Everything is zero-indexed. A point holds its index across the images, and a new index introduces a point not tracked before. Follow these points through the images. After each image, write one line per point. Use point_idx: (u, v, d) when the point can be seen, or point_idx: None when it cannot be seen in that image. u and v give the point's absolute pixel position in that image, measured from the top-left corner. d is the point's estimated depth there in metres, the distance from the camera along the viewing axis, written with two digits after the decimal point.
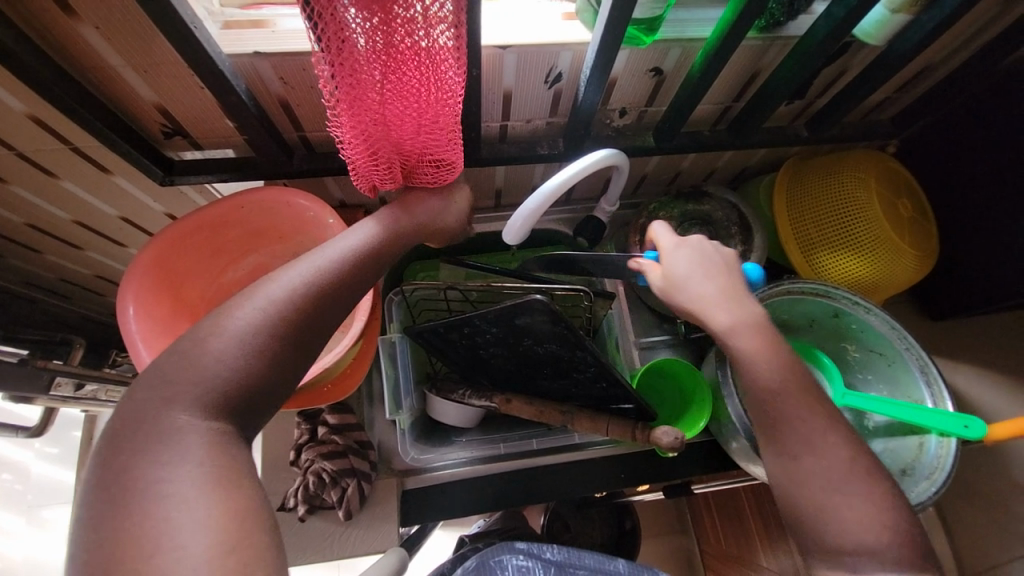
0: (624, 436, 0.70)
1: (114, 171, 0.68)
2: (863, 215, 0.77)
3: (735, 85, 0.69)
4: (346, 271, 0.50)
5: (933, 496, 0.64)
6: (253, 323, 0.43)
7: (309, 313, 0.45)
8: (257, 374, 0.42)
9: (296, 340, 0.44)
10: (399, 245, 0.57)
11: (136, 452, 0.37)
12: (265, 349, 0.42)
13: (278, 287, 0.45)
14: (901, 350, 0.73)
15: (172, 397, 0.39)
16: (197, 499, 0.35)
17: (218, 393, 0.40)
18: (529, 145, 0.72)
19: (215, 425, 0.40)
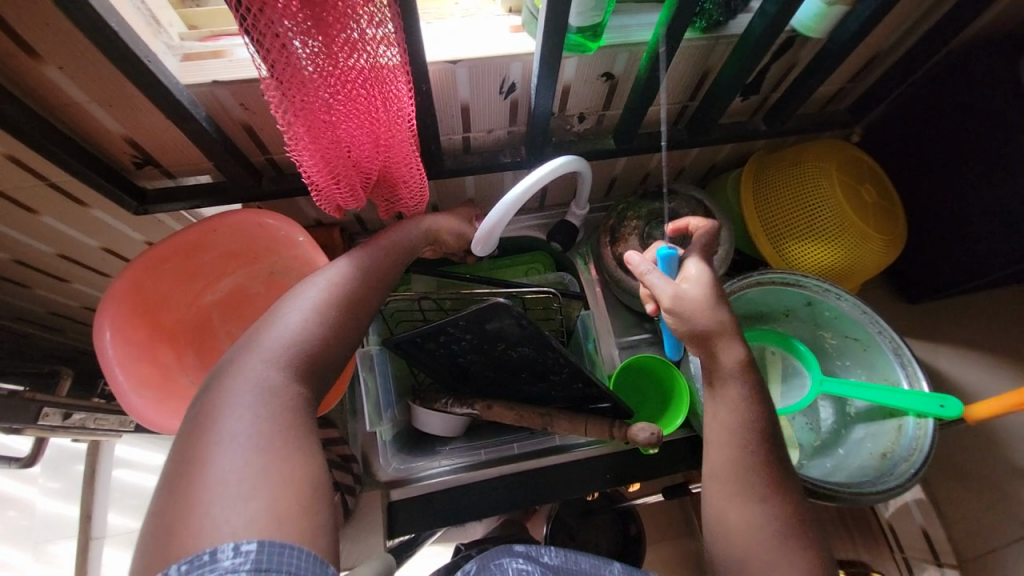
0: (603, 435, 0.70)
1: (91, 204, 0.71)
2: (827, 203, 0.78)
3: (689, 83, 0.71)
4: (383, 260, 0.58)
5: (912, 477, 0.63)
6: (328, 296, 0.51)
7: (364, 296, 0.54)
8: (322, 347, 0.49)
9: (355, 318, 0.52)
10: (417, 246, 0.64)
11: (232, 395, 0.42)
12: (335, 318, 0.51)
13: (342, 271, 0.54)
14: (874, 334, 0.74)
15: (264, 351, 0.45)
16: (283, 438, 0.40)
17: (290, 357, 0.46)
18: (492, 154, 0.74)
19: (289, 385, 0.45)
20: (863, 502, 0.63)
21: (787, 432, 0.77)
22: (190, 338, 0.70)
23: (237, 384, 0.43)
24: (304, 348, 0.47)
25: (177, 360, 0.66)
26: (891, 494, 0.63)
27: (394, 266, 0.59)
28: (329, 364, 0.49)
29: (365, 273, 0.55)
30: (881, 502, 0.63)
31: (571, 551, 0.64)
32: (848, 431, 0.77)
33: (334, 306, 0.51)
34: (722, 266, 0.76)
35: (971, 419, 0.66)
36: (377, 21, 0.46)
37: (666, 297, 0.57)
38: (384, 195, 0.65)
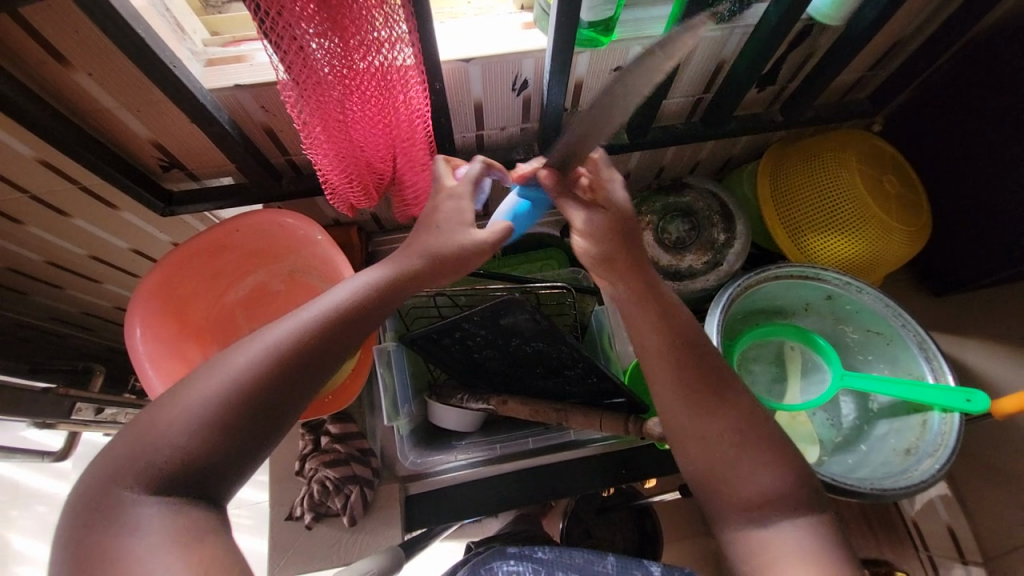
0: (618, 430, 0.70)
1: (121, 206, 0.74)
2: (847, 194, 0.77)
3: (703, 76, 0.70)
4: (332, 307, 0.50)
5: (937, 473, 0.62)
6: (209, 397, 0.44)
7: (265, 389, 0.46)
8: (214, 434, 0.44)
9: (253, 416, 0.45)
10: (382, 295, 0.52)
11: (108, 512, 0.41)
12: (238, 397, 0.45)
13: (257, 351, 0.47)
14: (897, 328, 0.72)
15: (141, 455, 0.43)
16: (159, 548, 0.40)
17: (169, 455, 0.43)
18: (506, 152, 0.74)
19: (166, 487, 0.42)
20: (886, 498, 0.61)
21: (806, 427, 0.76)
22: (215, 334, 0.72)
23: (116, 497, 0.42)
24: (192, 436, 0.43)
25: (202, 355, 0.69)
26: (915, 491, 0.61)
27: (345, 309, 0.50)
28: (210, 478, 0.44)
29: (296, 331, 0.48)
30: (905, 499, 0.61)
31: (565, 547, 0.64)
32: (870, 427, 0.76)
33: (234, 381, 0.45)
34: (737, 261, 0.75)
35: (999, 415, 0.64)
36: (392, 23, 0.47)
37: (579, 220, 0.57)
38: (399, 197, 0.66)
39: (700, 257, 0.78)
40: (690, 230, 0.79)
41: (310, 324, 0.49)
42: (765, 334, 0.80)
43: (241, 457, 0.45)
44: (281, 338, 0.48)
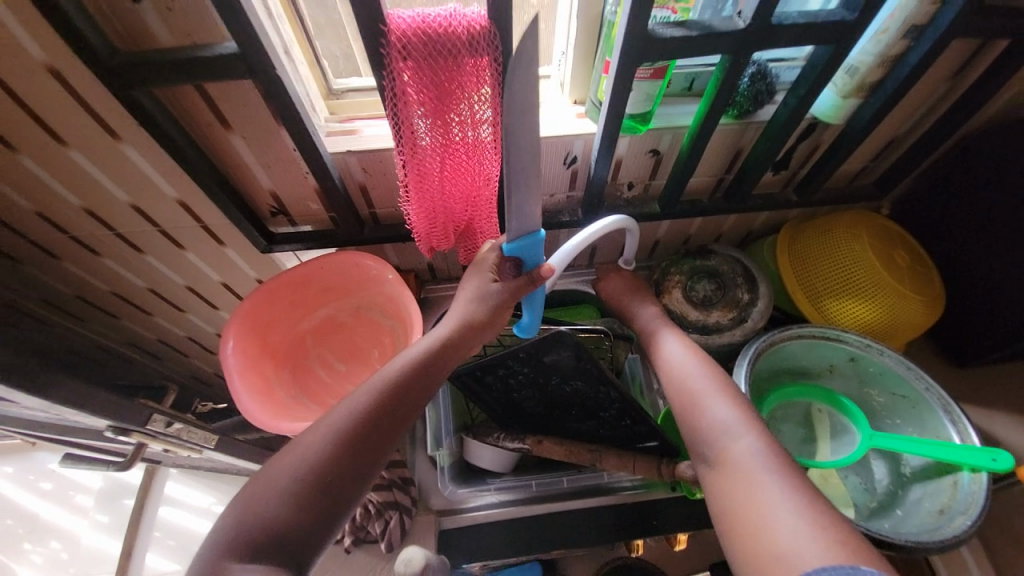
0: (650, 473, 0.74)
1: (227, 244, 0.87)
2: (860, 265, 0.85)
3: (725, 159, 0.82)
4: (393, 387, 0.59)
5: (970, 528, 0.62)
6: (293, 470, 0.52)
7: (340, 455, 0.53)
8: (299, 502, 0.50)
9: (331, 482, 0.52)
10: (428, 374, 0.62)
11: None
12: (317, 469, 0.52)
13: (330, 428, 0.55)
14: (921, 391, 0.75)
15: (234, 535, 0.48)
16: None
17: (261, 527, 0.48)
18: (553, 214, 0.85)
19: (257, 560, 0.47)
20: (919, 552, 0.62)
21: (836, 487, 0.77)
22: (288, 358, 0.82)
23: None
24: (280, 507, 0.50)
25: (275, 374, 0.78)
26: (948, 546, 0.62)
27: (405, 390, 0.60)
28: (296, 544, 0.49)
29: (363, 411, 0.57)
30: (939, 554, 0.62)
31: None
32: (904, 492, 0.76)
33: (314, 454, 0.53)
34: (762, 318, 0.82)
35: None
36: (481, 107, 0.60)
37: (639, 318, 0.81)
38: (468, 245, 0.78)
39: (727, 313, 0.84)
40: (716, 289, 0.86)
41: (377, 403, 0.58)
42: (790, 393, 0.85)
43: (324, 519, 0.51)
44: (351, 415, 0.56)
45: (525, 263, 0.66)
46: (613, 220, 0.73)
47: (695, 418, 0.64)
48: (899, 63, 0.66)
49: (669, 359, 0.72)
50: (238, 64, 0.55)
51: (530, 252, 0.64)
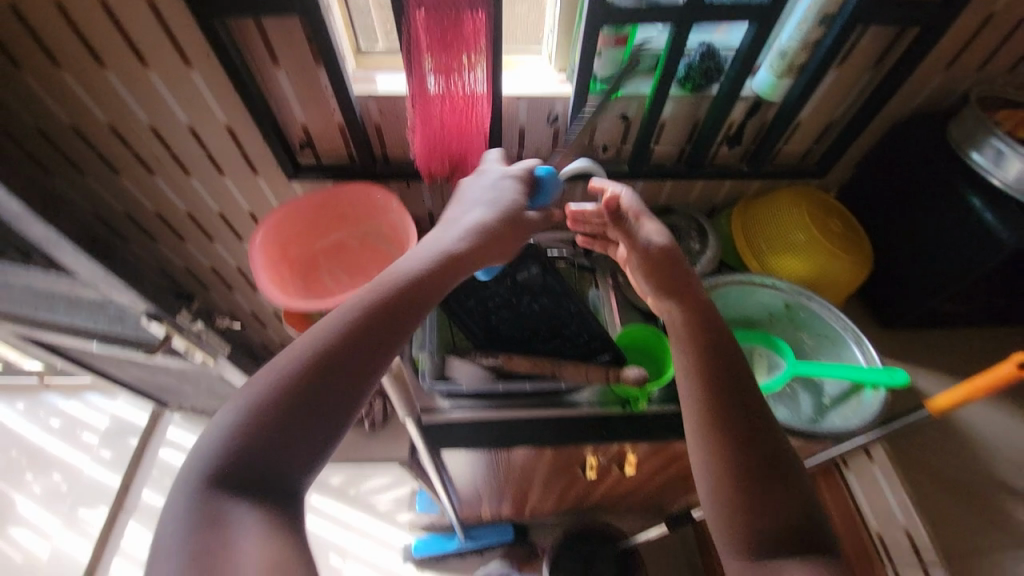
0: (600, 376, 0.87)
1: (259, 174, 1.02)
2: (799, 227, 0.98)
3: (683, 129, 0.98)
4: (381, 301, 0.57)
5: (856, 427, 0.80)
6: (277, 390, 0.51)
7: (316, 381, 0.52)
8: (283, 424, 0.51)
9: (315, 402, 0.52)
10: (425, 287, 0.60)
11: (191, 510, 0.48)
12: (301, 389, 0.52)
13: (315, 346, 0.54)
14: (839, 329, 0.90)
15: (220, 454, 0.49)
16: (267, 533, 0.48)
17: (249, 451, 0.50)
18: (538, 167, 1.00)
19: (248, 485, 0.49)
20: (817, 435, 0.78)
21: (775, 411, 0.85)
22: (301, 268, 0.96)
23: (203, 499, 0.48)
24: (265, 430, 0.50)
25: (289, 277, 0.93)
26: (841, 435, 0.79)
27: (394, 302, 0.58)
28: (282, 463, 0.51)
29: (353, 327, 0.55)
30: (830, 440, 0.79)
31: None
32: (823, 418, 0.86)
33: (297, 372, 0.52)
34: (709, 264, 0.96)
35: (936, 413, 0.83)
36: (477, 62, 0.77)
37: (650, 232, 0.74)
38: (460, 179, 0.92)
39: None
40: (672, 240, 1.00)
41: (366, 318, 0.56)
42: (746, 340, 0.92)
43: (308, 442, 0.52)
44: (337, 330, 0.55)
45: (543, 192, 0.77)
46: (577, 164, 0.87)
47: (736, 476, 0.59)
48: (819, 46, 0.81)
49: (712, 378, 0.64)
50: (294, 3, 0.71)
51: (551, 184, 0.76)
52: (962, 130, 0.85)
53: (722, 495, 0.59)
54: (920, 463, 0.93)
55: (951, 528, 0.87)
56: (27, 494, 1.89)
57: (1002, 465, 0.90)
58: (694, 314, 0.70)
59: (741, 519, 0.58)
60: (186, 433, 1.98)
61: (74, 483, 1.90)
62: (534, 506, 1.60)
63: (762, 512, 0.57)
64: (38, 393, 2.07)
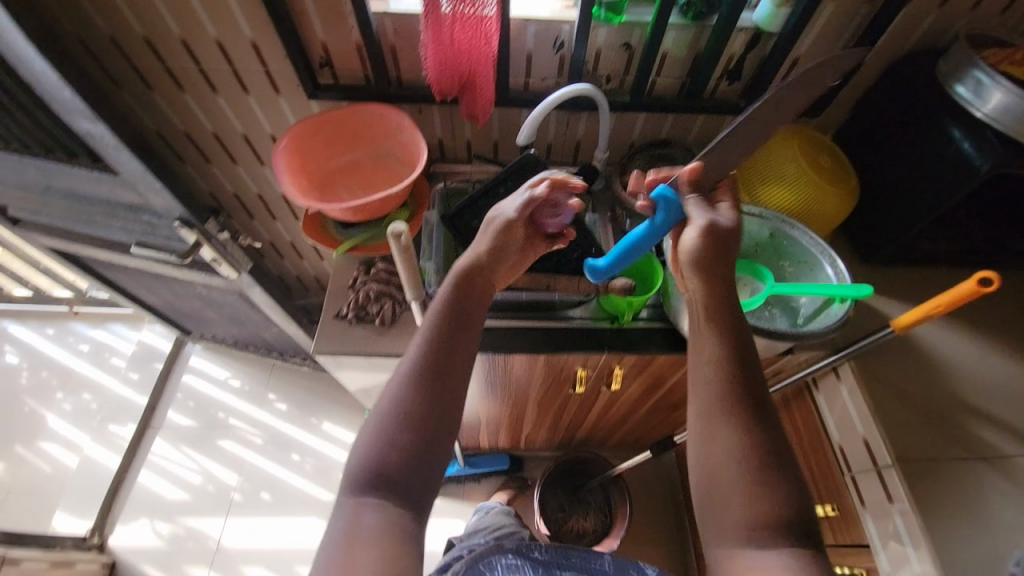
0: (591, 287, 0.94)
1: (280, 94, 1.08)
2: (789, 159, 1.03)
3: (684, 62, 1.02)
4: (456, 322, 0.65)
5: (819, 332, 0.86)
6: (394, 413, 0.59)
7: (423, 400, 0.59)
8: (402, 445, 0.58)
9: (424, 420, 0.59)
10: (474, 304, 0.68)
11: (338, 521, 0.56)
12: (412, 410, 0.59)
13: (410, 368, 0.61)
14: (817, 255, 0.97)
15: (352, 474, 0.57)
16: (392, 540, 0.54)
17: (376, 469, 0.57)
18: (543, 94, 1.05)
19: (379, 499, 0.56)
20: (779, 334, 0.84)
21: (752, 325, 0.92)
22: (319, 183, 1.04)
23: (342, 511, 0.56)
24: (388, 451, 0.57)
25: (307, 188, 1.01)
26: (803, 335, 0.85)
27: (466, 322, 0.65)
28: (405, 481, 0.57)
29: (439, 349, 0.62)
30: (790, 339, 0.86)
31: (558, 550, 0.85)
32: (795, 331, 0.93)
33: (404, 396, 0.59)
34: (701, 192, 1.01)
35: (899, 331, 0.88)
36: None
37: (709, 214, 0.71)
38: (470, 101, 0.98)
39: None
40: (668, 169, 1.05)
41: (451, 341, 0.63)
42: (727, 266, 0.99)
43: (425, 460, 0.58)
44: (425, 352, 0.62)
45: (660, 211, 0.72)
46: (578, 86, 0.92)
47: (739, 465, 0.58)
48: None
49: (725, 354, 0.63)
50: None
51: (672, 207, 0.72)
52: (950, 64, 0.91)
53: (722, 486, 0.58)
54: (889, 385, 0.98)
55: (907, 439, 0.93)
56: (58, 412, 2.01)
57: (961, 385, 0.98)
58: (736, 302, 0.67)
59: (736, 508, 0.57)
60: (206, 361, 2.12)
61: (102, 402, 2.02)
62: (530, 437, 1.71)
63: (752, 506, 0.56)
64: (66, 321, 2.19)
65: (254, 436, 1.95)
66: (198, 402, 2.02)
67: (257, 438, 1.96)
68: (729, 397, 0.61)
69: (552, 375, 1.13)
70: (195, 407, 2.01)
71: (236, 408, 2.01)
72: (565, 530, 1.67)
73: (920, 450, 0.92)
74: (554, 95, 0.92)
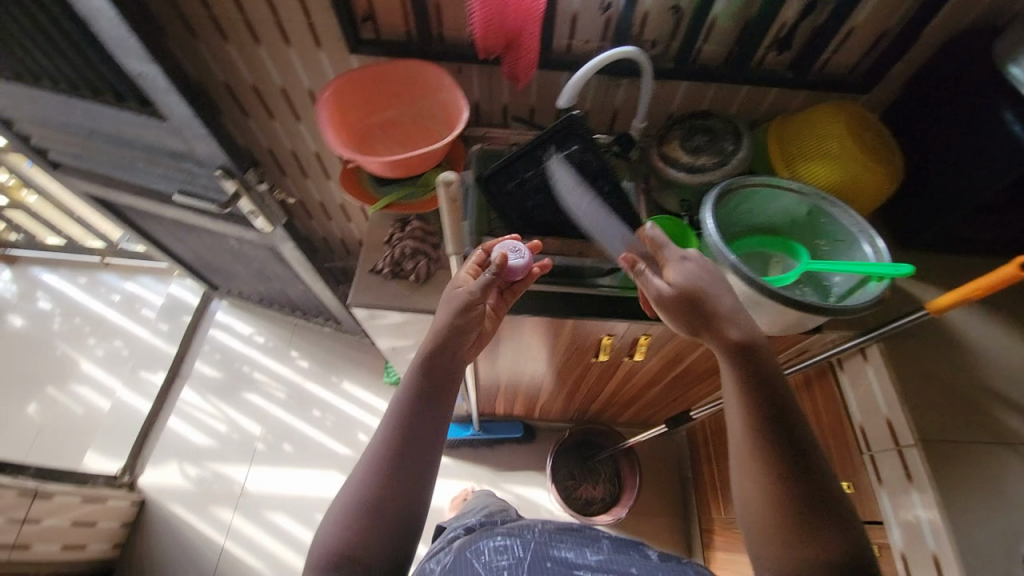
0: (625, 255, 0.95)
1: (321, 47, 1.08)
2: (833, 136, 1.01)
3: (732, 28, 1.00)
4: (417, 401, 0.67)
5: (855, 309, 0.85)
6: (351, 503, 0.60)
7: (384, 483, 0.61)
8: (366, 533, 0.58)
9: (388, 504, 0.60)
10: (436, 380, 0.69)
11: None
12: (372, 498, 0.60)
13: (371, 457, 0.63)
14: (855, 233, 0.95)
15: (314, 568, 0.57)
16: None
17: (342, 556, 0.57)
18: (585, 57, 1.04)
19: None
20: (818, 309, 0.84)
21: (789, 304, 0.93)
22: (357, 138, 1.04)
23: None
24: (353, 539, 0.58)
25: (346, 142, 1.01)
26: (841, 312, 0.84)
27: (427, 398, 0.67)
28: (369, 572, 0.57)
29: (398, 432, 0.64)
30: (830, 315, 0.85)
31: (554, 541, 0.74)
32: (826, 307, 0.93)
33: (364, 484, 0.61)
34: (741, 164, 1.00)
35: (934, 313, 0.87)
36: None
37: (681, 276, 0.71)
38: (513, 60, 0.97)
39: (712, 158, 1.02)
40: (708, 140, 1.04)
41: (410, 422, 0.65)
42: (757, 244, 1.02)
43: (389, 549, 0.58)
44: (384, 440, 0.64)
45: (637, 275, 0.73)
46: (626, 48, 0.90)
47: (775, 500, 0.58)
48: None
49: (752, 397, 0.63)
50: None
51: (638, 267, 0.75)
52: (1010, 41, 0.86)
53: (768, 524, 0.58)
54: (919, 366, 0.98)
55: (931, 419, 0.93)
56: (91, 356, 2.09)
57: (989, 372, 0.98)
58: (745, 347, 0.65)
59: (782, 545, 0.57)
60: (232, 316, 2.18)
61: (132, 350, 2.10)
62: (545, 406, 1.75)
63: (790, 547, 0.56)
64: (98, 271, 2.25)
65: (277, 390, 2.02)
66: (224, 354, 2.09)
67: (280, 392, 2.03)
68: (758, 446, 0.60)
69: (576, 341, 1.14)
70: (221, 359, 2.08)
71: (261, 363, 2.08)
72: (574, 497, 1.71)
73: (944, 429, 0.92)
74: (601, 55, 0.90)
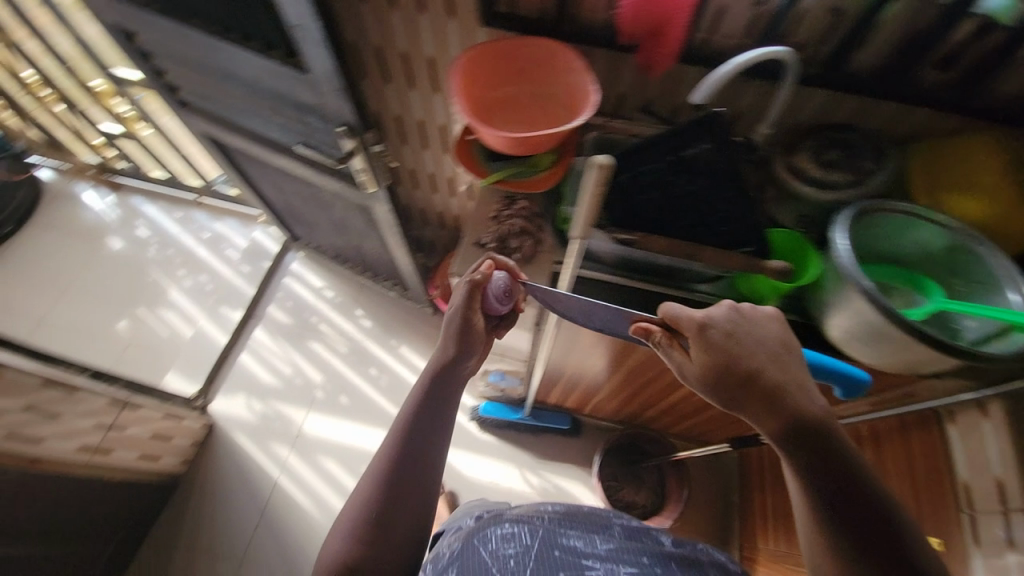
0: (740, 264, 0.90)
1: (452, 16, 1.09)
2: (992, 170, 0.92)
3: (892, 38, 0.93)
4: (418, 415, 0.78)
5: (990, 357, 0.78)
6: (358, 505, 0.72)
7: (389, 488, 0.72)
8: (371, 530, 0.69)
9: (389, 506, 0.71)
10: (434, 398, 0.81)
11: None
12: (378, 500, 0.71)
13: (377, 465, 0.75)
14: (1001, 278, 0.87)
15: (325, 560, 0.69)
16: None
17: (350, 549, 0.68)
18: (722, 53, 0.99)
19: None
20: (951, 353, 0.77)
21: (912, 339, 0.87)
22: (479, 111, 1.04)
23: None
24: (359, 536, 0.69)
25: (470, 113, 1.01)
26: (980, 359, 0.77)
27: (427, 412, 0.79)
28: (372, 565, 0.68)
29: (401, 442, 0.76)
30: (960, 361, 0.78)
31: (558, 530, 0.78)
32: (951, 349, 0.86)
33: (369, 488, 0.73)
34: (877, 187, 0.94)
35: None
36: None
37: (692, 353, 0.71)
38: (652, 47, 0.96)
39: (846, 174, 0.95)
40: (843, 156, 0.97)
41: (411, 434, 0.77)
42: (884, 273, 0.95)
43: (388, 545, 0.69)
44: (388, 450, 0.75)
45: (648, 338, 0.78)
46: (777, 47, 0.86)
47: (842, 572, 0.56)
48: None
49: (803, 464, 0.61)
50: None
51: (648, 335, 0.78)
52: None
53: None
54: None
55: None
56: (178, 286, 2.25)
57: None
58: (789, 425, 0.62)
59: None
60: (305, 268, 2.30)
61: (215, 286, 2.25)
62: (598, 404, 1.73)
63: None
64: (191, 208, 2.42)
65: (340, 344, 2.12)
66: (295, 303, 2.20)
67: (341, 347, 2.12)
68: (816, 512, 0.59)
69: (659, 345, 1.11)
70: (291, 307, 2.19)
71: (327, 316, 2.18)
72: (616, 499, 1.70)
73: None
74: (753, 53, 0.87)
